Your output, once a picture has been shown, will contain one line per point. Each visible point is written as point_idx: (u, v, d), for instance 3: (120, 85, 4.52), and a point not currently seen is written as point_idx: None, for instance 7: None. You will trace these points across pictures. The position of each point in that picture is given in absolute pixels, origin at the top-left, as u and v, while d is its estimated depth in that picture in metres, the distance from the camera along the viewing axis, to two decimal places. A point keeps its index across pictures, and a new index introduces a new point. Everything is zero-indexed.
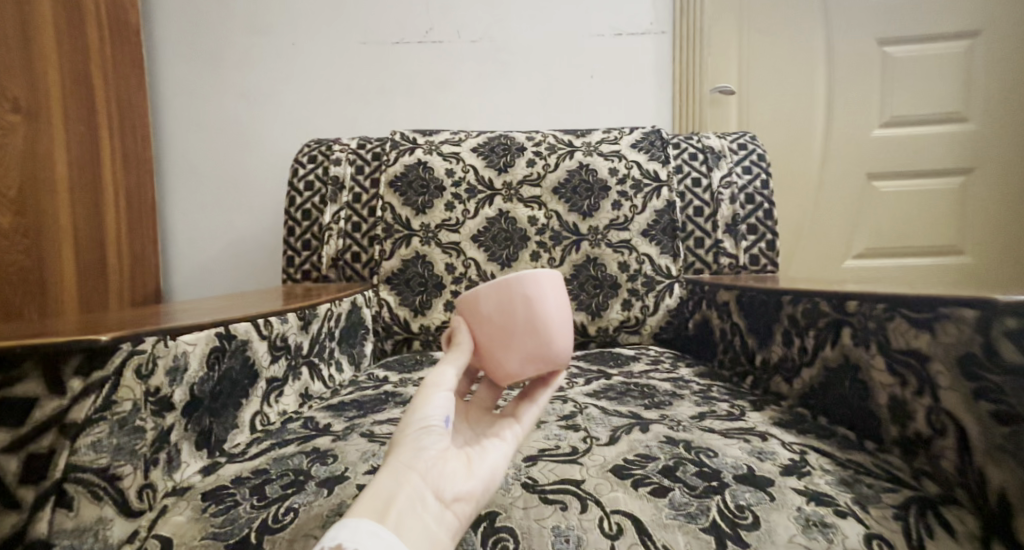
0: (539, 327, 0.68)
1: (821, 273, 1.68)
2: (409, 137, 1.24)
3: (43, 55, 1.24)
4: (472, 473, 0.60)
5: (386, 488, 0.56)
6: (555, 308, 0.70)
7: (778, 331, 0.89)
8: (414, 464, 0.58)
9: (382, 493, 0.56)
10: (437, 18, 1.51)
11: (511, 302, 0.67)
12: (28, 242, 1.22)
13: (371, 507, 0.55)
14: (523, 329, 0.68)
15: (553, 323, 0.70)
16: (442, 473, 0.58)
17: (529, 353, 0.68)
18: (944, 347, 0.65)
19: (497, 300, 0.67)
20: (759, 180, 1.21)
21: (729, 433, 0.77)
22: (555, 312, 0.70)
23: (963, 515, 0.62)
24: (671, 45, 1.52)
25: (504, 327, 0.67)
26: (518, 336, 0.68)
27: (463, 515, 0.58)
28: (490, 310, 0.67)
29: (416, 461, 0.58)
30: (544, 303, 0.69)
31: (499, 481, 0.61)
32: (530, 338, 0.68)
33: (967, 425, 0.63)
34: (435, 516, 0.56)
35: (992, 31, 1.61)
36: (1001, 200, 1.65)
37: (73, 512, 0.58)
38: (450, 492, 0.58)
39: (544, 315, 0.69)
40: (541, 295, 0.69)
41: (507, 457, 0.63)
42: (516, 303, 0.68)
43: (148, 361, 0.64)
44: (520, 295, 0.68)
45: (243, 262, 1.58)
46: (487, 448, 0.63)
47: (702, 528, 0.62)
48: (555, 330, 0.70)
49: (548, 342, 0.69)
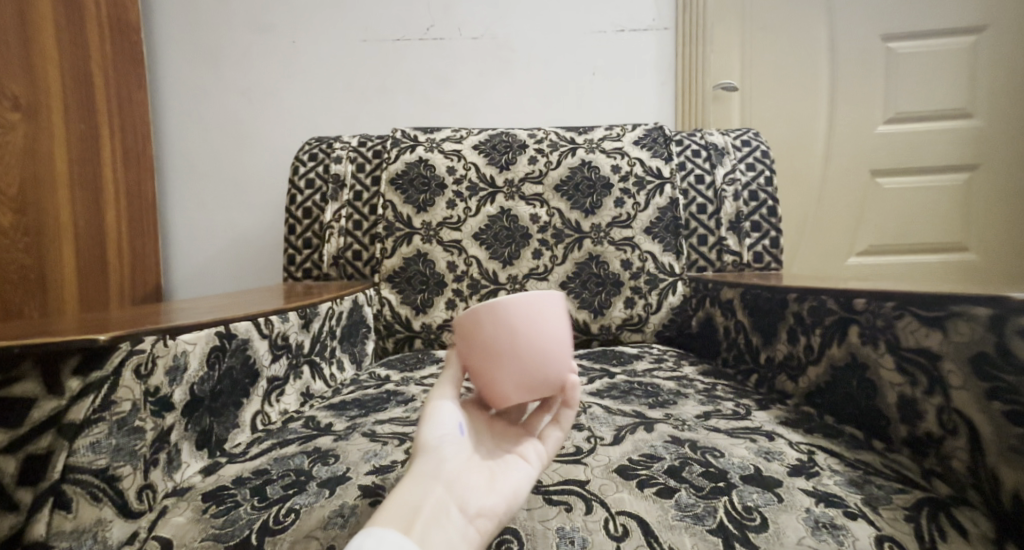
0: (530, 344, 0.64)
1: (824, 270, 1.67)
2: (410, 134, 1.23)
3: (43, 52, 1.23)
4: (494, 488, 0.60)
5: (409, 498, 0.56)
6: (547, 320, 0.65)
7: (783, 329, 0.88)
8: (437, 475, 0.58)
9: (406, 502, 0.56)
10: (438, 14, 1.50)
11: (494, 321, 0.63)
12: (28, 241, 1.21)
13: (396, 516, 0.55)
14: (512, 347, 0.63)
15: (547, 337, 0.65)
16: (464, 486, 0.59)
17: (522, 372, 0.64)
18: (956, 346, 0.64)
19: (479, 320, 0.63)
20: (762, 177, 1.20)
21: (736, 432, 0.76)
22: (548, 324, 0.65)
23: (976, 517, 0.61)
24: (673, 41, 1.51)
25: (491, 348, 0.64)
26: (507, 356, 0.64)
27: (486, 531, 0.58)
28: (474, 330, 0.64)
29: (439, 472, 0.59)
30: (533, 317, 0.64)
31: (523, 498, 0.61)
32: (521, 356, 0.64)
33: (979, 425, 0.62)
34: (458, 529, 0.57)
35: (997, 27, 1.60)
36: (1006, 196, 1.64)
37: (72, 514, 0.57)
38: (473, 506, 0.58)
39: (534, 330, 0.64)
40: (528, 310, 0.64)
41: (528, 472, 0.64)
42: (500, 322, 0.63)
43: (148, 361, 0.63)
44: (504, 312, 0.63)
45: (243, 260, 1.57)
46: (509, 464, 0.63)
47: (710, 530, 0.61)
48: (550, 345, 0.65)
49: (543, 357, 0.64)
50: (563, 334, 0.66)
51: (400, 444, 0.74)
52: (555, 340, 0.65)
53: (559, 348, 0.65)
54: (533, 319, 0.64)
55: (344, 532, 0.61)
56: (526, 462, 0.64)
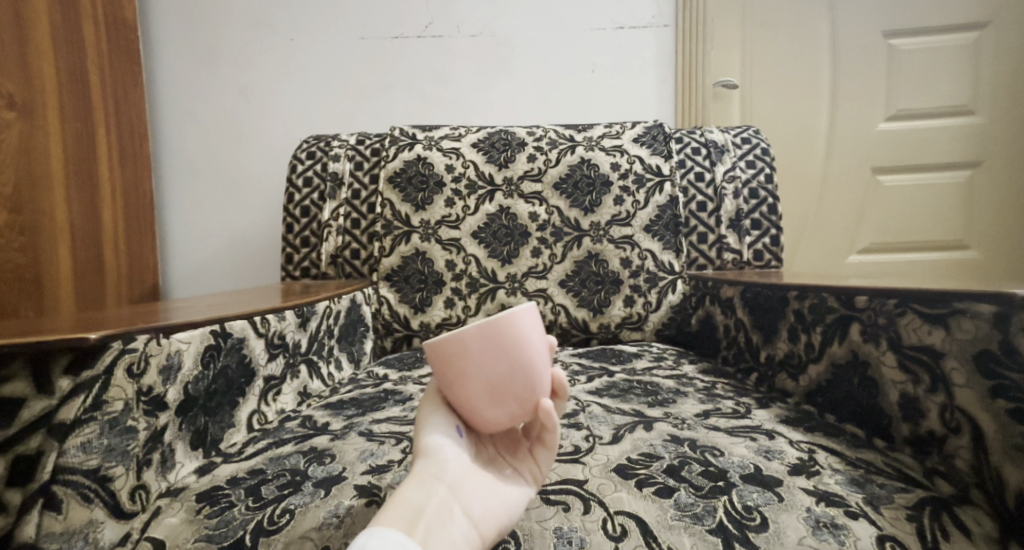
0: (502, 368, 0.59)
1: (824, 268, 1.67)
2: (409, 132, 1.22)
3: (39, 50, 1.22)
4: (495, 492, 0.60)
5: (412, 499, 0.56)
6: (517, 339, 0.60)
7: (783, 328, 0.88)
8: (439, 478, 0.58)
9: (409, 503, 0.56)
10: (437, 12, 1.50)
11: (461, 350, 0.59)
12: (24, 240, 1.20)
13: (399, 516, 0.55)
14: (482, 375, 0.59)
15: (519, 356, 0.60)
16: (466, 490, 0.59)
17: (499, 396, 0.60)
18: (960, 343, 0.64)
19: (443, 351, 0.59)
20: (763, 175, 1.19)
21: (735, 431, 0.75)
22: (519, 343, 0.60)
23: (980, 516, 0.61)
24: (673, 39, 1.50)
25: (461, 377, 0.59)
26: (478, 384, 0.59)
27: (487, 536, 0.58)
28: (440, 361, 0.59)
29: (442, 475, 0.59)
30: (501, 339, 0.59)
31: (520, 509, 0.61)
32: (493, 381, 0.59)
33: (982, 423, 0.62)
34: (461, 532, 0.56)
35: (999, 24, 1.59)
36: (1008, 194, 1.63)
37: (62, 515, 0.57)
38: (476, 510, 0.58)
39: (504, 352, 0.59)
40: (495, 332, 0.59)
41: (527, 483, 0.63)
42: (466, 351, 0.59)
43: (140, 360, 0.62)
44: (468, 339, 0.58)
45: (241, 258, 1.57)
46: (506, 474, 0.63)
47: (709, 530, 0.60)
48: (524, 364, 0.60)
49: (518, 380, 0.60)
50: (538, 349, 0.61)
51: (397, 444, 0.73)
52: (529, 358, 0.60)
53: (534, 366, 0.61)
54: (501, 341, 0.59)
55: (339, 532, 0.61)
56: (524, 474, 0.64)
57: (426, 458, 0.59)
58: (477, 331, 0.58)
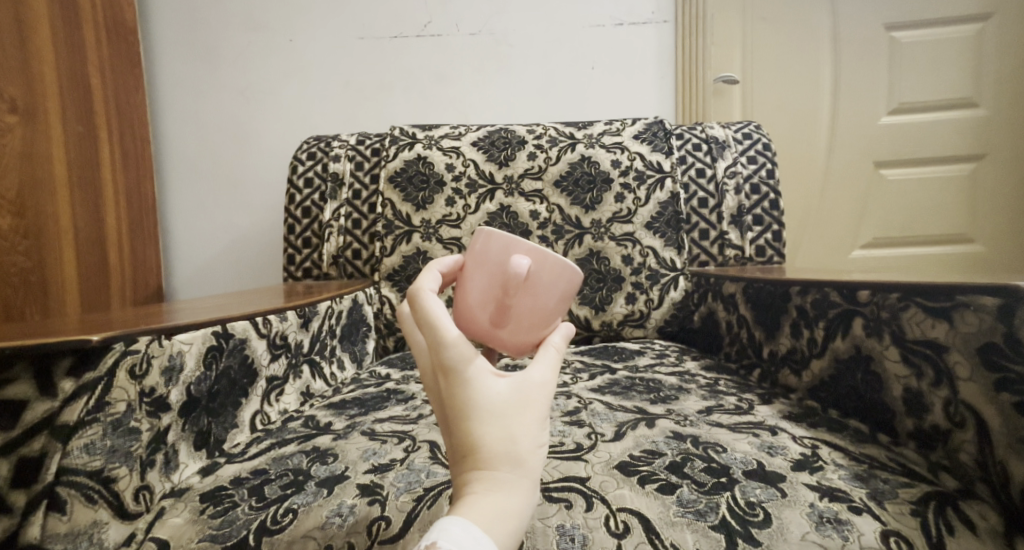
0: (533, 287, 0.65)
1: (825, 263, 1.66)
2: (409, 132, 1.23)
3: (39, 55, 1.22)
4: None
5: (517, 503, 0.52)
6: (562, 270, 0.65)
7: (786, 324, 0.87)
8: (537, 484, 0.54)
9: (510, 512, 0.51)
10: (437, 10, 1.49)
11: (492, 266, 0.65)
12: (28, 243, 1.21)
13: (504, 525, 0.50)
14: (526, 297, 0.65)
15: (552, 274, 0.65)
16: None
17: (524, 299, 0.65)
18: (964, 337, 0.63)
19: (460, 259, 0.67)
20: (765, 170, 1.19)
21: (738, 427, 0.75)
22: (554, 265, 0.65)
23: (985, 511, 0.60)
24: (672, 35, 1.49)
25: (487, 297, 0.66)
26: (516, 310, 0.65)
27: None
28: (459, 274, 0.67)
29: (538, 482, 0.54)
30: (541, 263, 0.65)
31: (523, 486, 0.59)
32: (527, 298, 0.65)
33: (986, 417, 0.62)
34: None
35: (1002, 15, 1.58)
36: (1011, 186, 1.63)
37: (66, 516, 0.57)
38: None
39: (549, 281, 0.65)
40: (540, 254, 0.65)
41: None
42: (499, 271, 0.65)
43: (142, 361, 0.63)
44: (500, 249, 0.65)
45: (245, 259, 1.57)
46: None
47: (712, 526, 0.60)
48: (551, 279, 0.65)
49: (546, 299, 0.65)
50: (565, 275, 0.66)
51: (400, 443, 0.73)
52: (559, 283, 0.65)
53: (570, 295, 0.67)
54: (549, 267, 0.65)
55: (342, 531, 0.61)
56: None
57: (527, 462, 0.53)
58: (505, 244, 0.65)
